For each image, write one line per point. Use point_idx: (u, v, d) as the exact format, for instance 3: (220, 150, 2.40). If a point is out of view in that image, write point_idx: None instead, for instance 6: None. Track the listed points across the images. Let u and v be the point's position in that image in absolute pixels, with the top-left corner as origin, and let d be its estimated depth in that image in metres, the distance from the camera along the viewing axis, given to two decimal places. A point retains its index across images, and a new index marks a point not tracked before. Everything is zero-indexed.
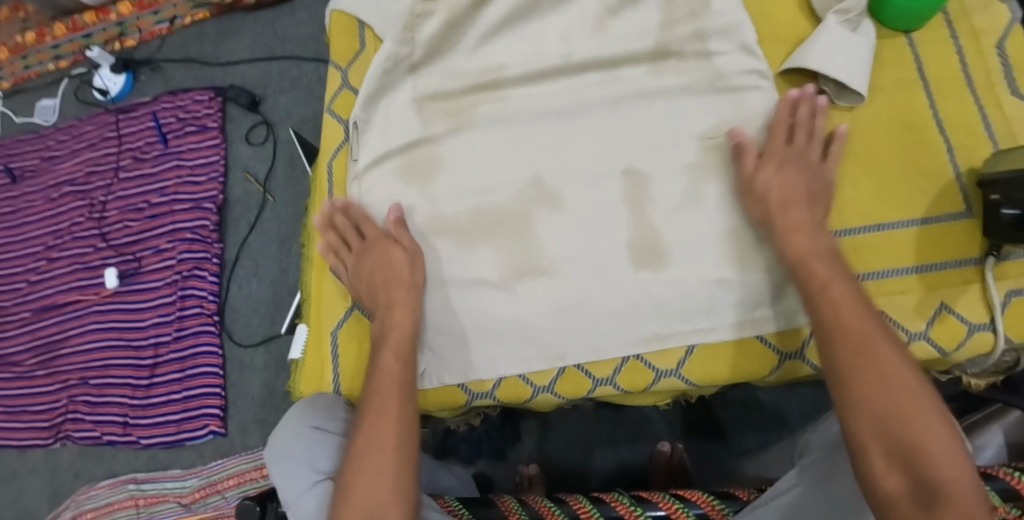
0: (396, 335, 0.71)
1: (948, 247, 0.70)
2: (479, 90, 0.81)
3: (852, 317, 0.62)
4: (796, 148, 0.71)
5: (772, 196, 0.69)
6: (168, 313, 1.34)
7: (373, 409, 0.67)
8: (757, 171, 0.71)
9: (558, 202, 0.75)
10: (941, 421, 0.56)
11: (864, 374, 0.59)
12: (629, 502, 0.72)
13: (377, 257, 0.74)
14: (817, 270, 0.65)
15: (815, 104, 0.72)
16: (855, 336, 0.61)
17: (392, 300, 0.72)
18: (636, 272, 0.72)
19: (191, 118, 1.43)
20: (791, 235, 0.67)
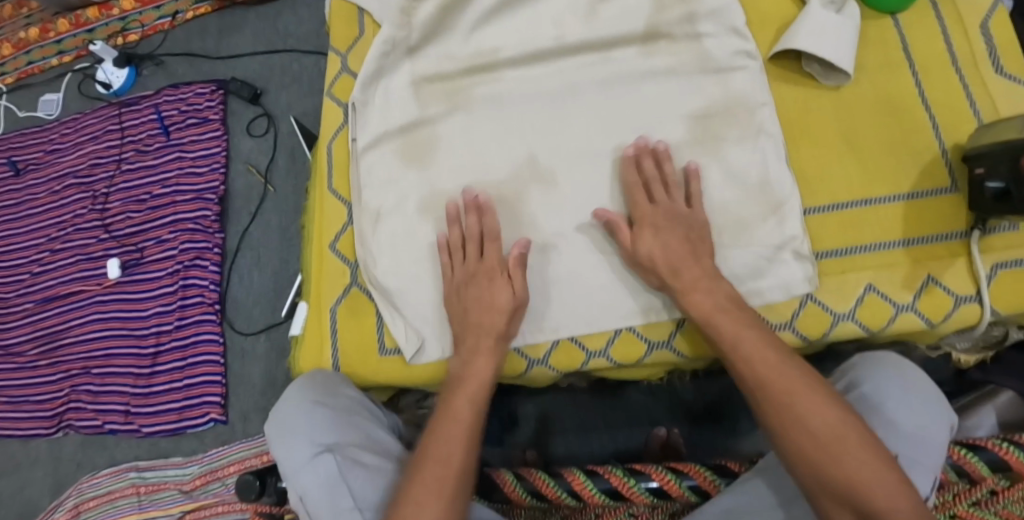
0: (473, 382, 0.69)
1: (935, 221, 0.71)
2: (474, 72, 0.83)
3: (771, 372, 0.63)
4: (664, 205, 0.72)
5: (658, 264, 0.70)
6: (170, 303, 1.36)
7: (439, 451, 0.63)
8: (636, 242, 0.71)
9: (551, 181, 0.77)
10: (870, 457, 0.57)
11: (789, 429, 0.61)
12: (623, 474, 0.73)
13: (482, 289, 0.72)
14: (716, 334, 0.67)
15: (655, 154, 0.74)
16: (776, 393, 0.62)
17: (480, 346, 0.71)
18: (625, 248, 0.74)
19: (193, 110, 1.44)
20: (689, 298, 0.68)
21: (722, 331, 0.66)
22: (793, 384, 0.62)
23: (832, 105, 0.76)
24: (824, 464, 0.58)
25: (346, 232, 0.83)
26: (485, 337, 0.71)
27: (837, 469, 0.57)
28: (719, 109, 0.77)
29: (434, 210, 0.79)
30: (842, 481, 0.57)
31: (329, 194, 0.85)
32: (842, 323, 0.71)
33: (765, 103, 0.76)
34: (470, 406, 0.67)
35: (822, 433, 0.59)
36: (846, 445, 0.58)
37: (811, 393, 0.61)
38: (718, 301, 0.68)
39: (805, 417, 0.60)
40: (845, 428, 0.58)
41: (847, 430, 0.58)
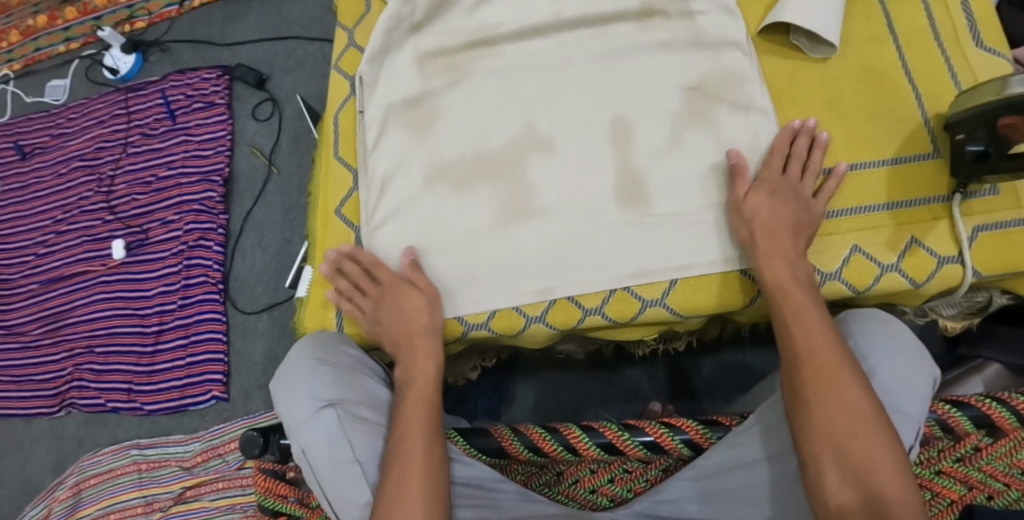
0: (419, 383, 0.71)
1: (918, 186, 0.74)
2: (476, 46, 0.85)
3: (823, 348, 0.62)
4: (790, 181, 0.73)
5: (757, 221, 0.70)
6: (174, 282, 1.38)
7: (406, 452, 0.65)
8: (748, 196, 0.72)
9: (550, 146, 0.80)
10: (888, 447, 0.57)
11: (822, 397, 0.60)
12: (617, 428, 0.74)
13: (392, 304, 0.75)
14: (792, 296, 0.67)
15: (813, 137, 0.74)
16: (821, 367, 0.61)
17: (415, 349, 0.73)
18: (621, 211, 0.76)
19: (199, 95, 1.47)
20: (768, 262, 0.69)
21: (793, 300, 0.67)
22: (840, 362, 0.61)
23: (819, 76, 0.79)
24: (842, 443, 0.58)
25: (351, 198, 0.86)
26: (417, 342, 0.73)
27: (855, 450, 0.57)
28: (711, 81, 0.80)
29: (435, 176, 0.81)
30: (857, 462, 0.57)
31: (336, 160, 0.89)
32: (830, 282, 0.74)
33: (755, 78, 0.79)
34: (423, 401, 0.69)
35: (850, 413, 0.59)
36: (869, 431, 0.58)
37: (853, 374, 0.60)
38: (797, 273, 0.68)
39: (842, 395, 0.59)
40: (873, 414, 0.58)
41: (875, 419, 0.58)
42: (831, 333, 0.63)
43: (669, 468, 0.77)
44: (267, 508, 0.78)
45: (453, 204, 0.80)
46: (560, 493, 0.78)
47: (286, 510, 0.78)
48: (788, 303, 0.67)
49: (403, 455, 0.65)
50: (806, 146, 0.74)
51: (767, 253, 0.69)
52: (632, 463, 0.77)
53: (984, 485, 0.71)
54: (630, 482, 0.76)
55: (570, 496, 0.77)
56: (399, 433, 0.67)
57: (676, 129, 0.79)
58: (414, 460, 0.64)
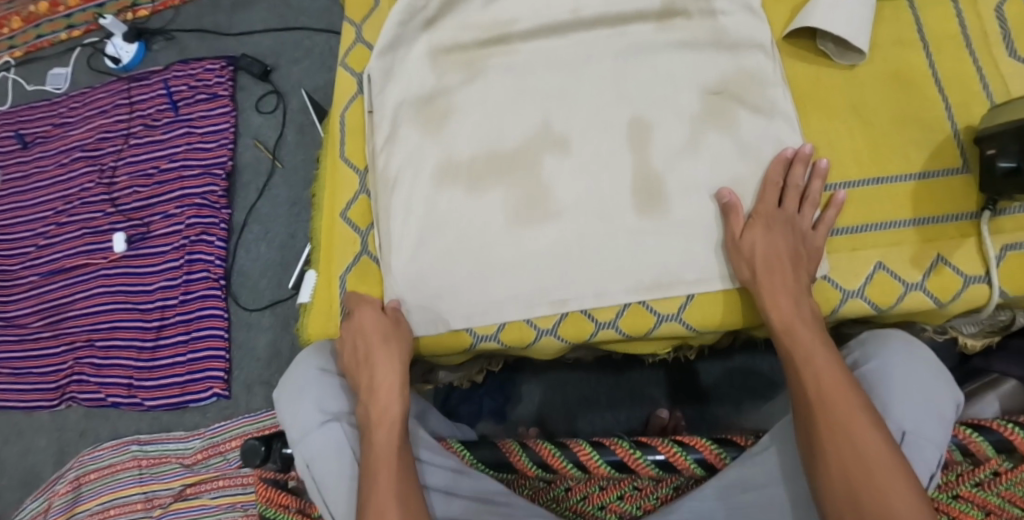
0: (383, 423, 0.64)
1: (945, 201, 0.71)
2: (490, 44, 0.82)
3: (834, 391, 0.59)
4: (786, 213, 0.70)
5: (756, 258, 0.68)
6: (175, 277, 1.36)
7: (382, 490, 0.60)
8: (745, 232, 0.69)
9: (566, 147, 0.76)
10: (912, 497, 0.53)
11: (837, 447, 0.57)
12: (629, 446, 0.72)
13: (350, 336, 0.72)
14: (798, 343, 0.64)
15: (812, 165, 0.71)
16: (832, 416, 0.58)
17: (375, 383, 0.67)
18: (639, 218, 0.73)
19: (203, 86, 1.44)
20: (775, 299, 0.66)
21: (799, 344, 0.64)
22: (852, 409, 0.58)
23: (846, 84, 0.76)
24: (858, 490, 0.55)
25: (358, 201, 0.82)
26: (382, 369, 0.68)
27: (870, 498, 0.54)
28: (733, 83, 0.76)
29: (447, 177, 0.78)
30: (877, 514, 0.53)
31: (341, 161, 0.84)
32: (851, 299, 0.71)
33: (777, 83, 0.76)
34: (392, 443, 0.63)
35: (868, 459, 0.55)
36: (890, 477, 0.54)
37: (867, 419, 0.57)
38: (802, 319, 0.65)
39: (856, 444, 0.56)
40: (890, 463, 0.55)
41: (896, 464, 0.55)
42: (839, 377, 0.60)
43: (681, 487, 0.76)
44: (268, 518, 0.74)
45: (463, 206, 0.76)
46: (567, 510, 0.75)
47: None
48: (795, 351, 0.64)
49: (376, 507, 0.59)
50: (803, 176, 0.71)
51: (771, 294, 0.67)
52: (643, 480, 0.74)
53: (1001, 511, 0.67)
54: (639, 500, 0.74)
55: (579, 511, 0.74)
56: (369, 484, 0.61)
57: (695, 131, 0.74)
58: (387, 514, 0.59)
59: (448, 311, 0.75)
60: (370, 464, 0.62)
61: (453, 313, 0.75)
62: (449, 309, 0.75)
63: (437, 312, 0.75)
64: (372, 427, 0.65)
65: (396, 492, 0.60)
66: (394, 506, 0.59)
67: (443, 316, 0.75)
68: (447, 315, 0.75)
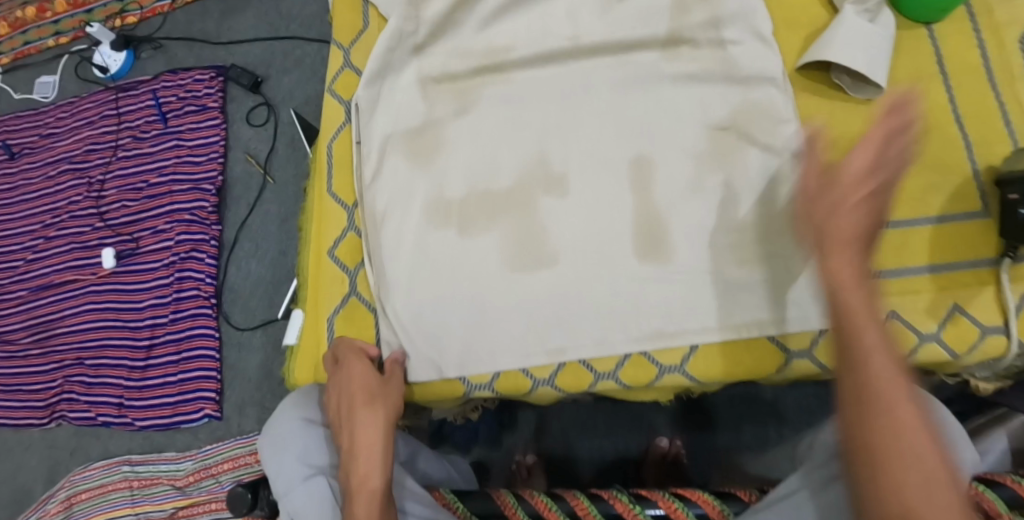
0: (365, 493, 0.61)
1: (964, 247, 0.68)
2: (485, 72, 0.79)
3: (904, 430, 0.46)
4: (882, 166, 0.51)
5: (828, 228, 0.51)
6: (165, 295, 1.33)
7: None
8: (818, 193, 0.52)
9: (563, 188, 0.73)
10: None
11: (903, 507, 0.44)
12: (629, 500, 0.69)
13: (337, 392, 0.69)
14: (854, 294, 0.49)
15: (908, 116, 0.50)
16: (900, 461, 0.45)
17: (359, 447, 0.64)
18: (641, 264, 0.70)
19: (192, 97, 1.40)
20: (843, 277, 0.50)
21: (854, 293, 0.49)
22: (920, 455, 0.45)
23: (861, 119, 0.72)
24: None
25: (345, 239, 0.79)
26: (364, 433, 0.65)
27: None
28: (742, 118, 0.72)
29: (438, 216, 0.75)
30: None
31: (328, 195, 0.81)
32: None
33: (788, 120, 0.71)
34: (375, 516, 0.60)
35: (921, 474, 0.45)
36: None
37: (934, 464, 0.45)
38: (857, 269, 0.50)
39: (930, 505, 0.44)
40: None
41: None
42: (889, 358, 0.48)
43: None
44: None
45: (456, 248, 0.73)
46: None
47: None
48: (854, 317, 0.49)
49: None
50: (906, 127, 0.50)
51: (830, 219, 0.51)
52: None
53: None
54: None
55: None
56: None
57: (700, 171, 0.71)
58: None
59: (448, 361, 0.72)
60: None
61: (453, 363, 0.72)
62: (448, 358, 0.72)
63: (437, 361, 0.72)
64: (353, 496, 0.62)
65: None
66: None
67: (442, 366, 0.72)
68: (446, 365, 0.72)
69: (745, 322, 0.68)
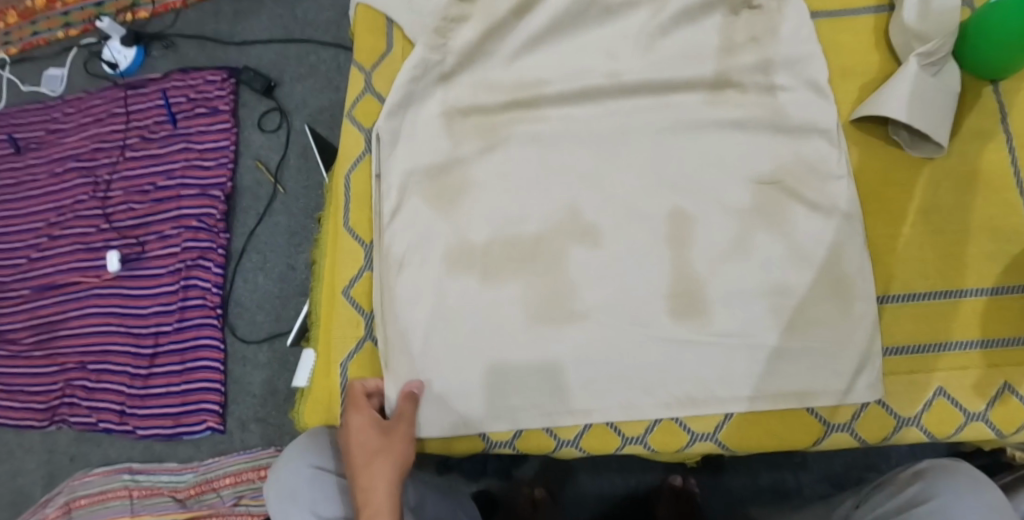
0: None
1: (1016, 323, 0.64)
2: (517, 107, 0.74)
3: None
4: None
5: None
6: (170, 303, 1.30)
7: None
8: None
9: (595, 239, 0.70)
10: None
11: None
12: None
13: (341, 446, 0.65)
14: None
15: None
16: None
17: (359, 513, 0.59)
18: (675, 324, 0.67)
19: (202, 98, 1.36)
20: None
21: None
22: None
23: (915, 180, 0.68)
24: None
25: (362, 278, 0.74)
26: (371, 490, 0.60)
27: None
28: (790, 173, 0.69)
29: (460, 266, 0.71)
30: None
31: (343, 231, 0.76)
32: (907, 428, 0.64)
33: (840, 175, 0.68)
34: None
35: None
36: None
37: None
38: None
39: None
40: None
41: None
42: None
43: None
44: None
45: (480, 299, 0.70)
46: None
47: None
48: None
49: None
50: None
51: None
52: None
53: None
54: None
55: None
56: None
57: (744, 229, 0.68)
58: None
59: (470, 417, 0.68)
60: None
61: (475, 420, 0.68)
62: (471, 414, 0.68)
63: (459, 417, 0.68)
64: None
65: None
66: None
67: (465, 423, 0.68)
68: (467, 421, 0.68)
69: (784, 393, 0.65)
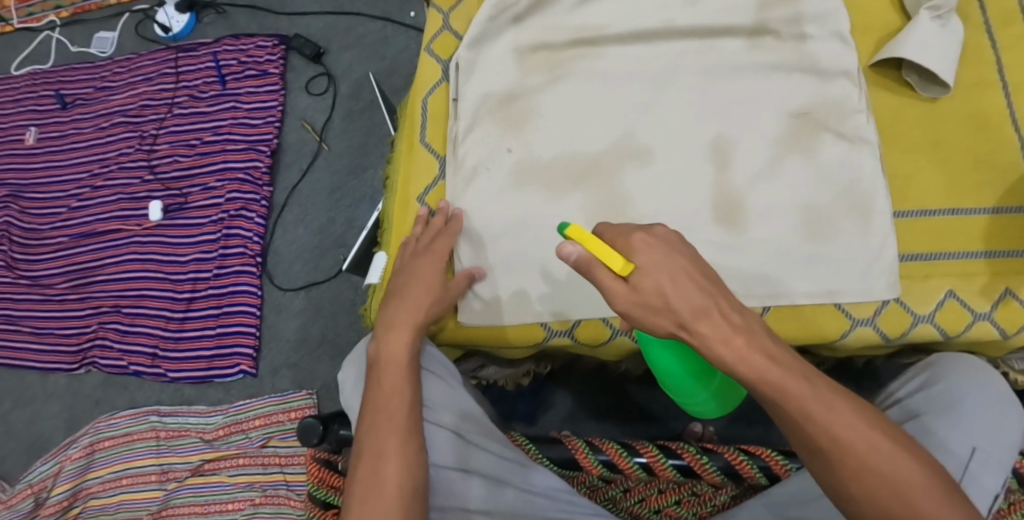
0: (394, 358, 0.68)
1: (1016, 238, 0.74)
2: (581, 45, 0.83)
3: (805, 399, 0.50)
4: (646, 233, 0.53)
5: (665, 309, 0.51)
6: (210, 250, 1.36)
7: (376, 439, 0.63)
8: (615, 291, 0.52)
9: (647, 157, 0.78)
10: (893, 447, 0.50)
11: (837, 457, 0.50)
12: (696, 451, 0.72)
13: (415, 267, 0.75)
14: (681, 300, 0.51)
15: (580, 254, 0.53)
16: (814, 421, 0.50)
17: (396, 322, 0.70)
18: (717, 231, 0.75)
19: (253, 62, 1.45)
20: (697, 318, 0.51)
21: (647, 306, 0.52)
22: (823, 394, 0.50)
23: (926, 116, 0.78)
24: (858, 453, 0.49)
25: (436, 186, 0.83)
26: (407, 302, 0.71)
27: (880, 464, 0.49)
28: (819, 109, 0.78)
29: (526, 178, 0.79)
30: (885, 485, 0.49)
31: (420, 145, 0.85)
32: (921, 324, 0.73)
33: (860, 109, 0.78)
34: (396, 387, 0.66)
35: (897, 464, 0.49)
36: (886, 459, 0.49)
37: (837, 407, 0.50)
38: (673, 264, 0.51)
39: (832, 434, 0.49)
40: (870, 441, 0.50)
41: (873, 437, 0.50)
42: (760, 352, 0.50)
43: (739, 496, 0.75)
44: (317, 498, 0.76)
45: (545, 208, 0.78)
46: (623, 511, 0.76)
47: (336, 503, 0.77)
48: (699, 325, 0.50)
49: (371, 446, 0.62)
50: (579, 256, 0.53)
51: (623, 233, 0.54)
52: (703, 487, 0.74)
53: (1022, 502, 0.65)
54: (696, 506, 0.73)
55: (634, 513, 0.75)
56: (369, 423, 0.64)
57: (779, 154, 0.77)
58: (382, 450, 0.62)
59: (538, 305, 0.76)
60: (372, 400, 0.66)
61: (543, 308, 0.76)
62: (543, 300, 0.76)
63: (535, 302, 0.76)
64: (382, 366, 0.68)
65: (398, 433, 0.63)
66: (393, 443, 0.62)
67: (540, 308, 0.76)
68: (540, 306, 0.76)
69: (815, 289, 0.73)
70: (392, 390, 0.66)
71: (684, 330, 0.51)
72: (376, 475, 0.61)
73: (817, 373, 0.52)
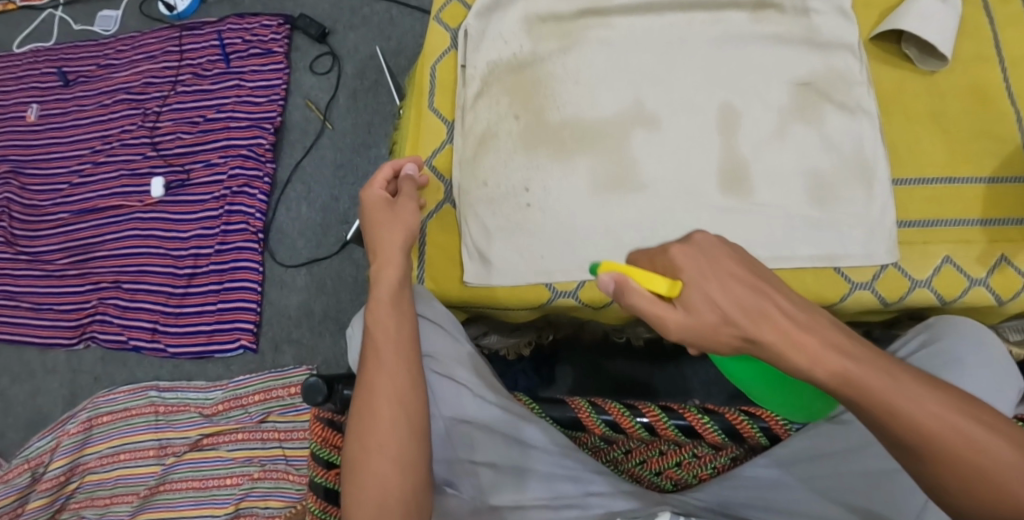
0: (384, 292, 0.67)
1: (1011, 206, 0.76)
2: (590, 15, 0.85)
3: (885, 395, 0.46)
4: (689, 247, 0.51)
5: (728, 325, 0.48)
6: (212, 227, 1.36)
7: (371, 377, 0.64)
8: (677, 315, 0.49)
9: (655, 125, 0.80)
10: (989, 434, 0.46)
11: (930, 455, 0.46)
12: (697, 411, 0.70)
13: (384, 206, 0.72)
14: (737, 308, 0.48)
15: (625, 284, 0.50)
16: (897, 419, 0.46)
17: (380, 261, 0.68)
18: (723, 196, 0.76)
19: (257, 41, 1.46)
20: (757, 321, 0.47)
21: (705, 326, 0.48)
22: (904, 386, 0.46)
23: (925, 89, 0.80)
24: (954, 448, 0.45)
25: (444, 150, 0.84)
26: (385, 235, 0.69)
27: (979, 459, 0.45)
28: (822, 80, 0.80)
29: (534, 142, 0.80)
30: (985, 480, 0.45)
31: (428, 111, 0.86)
32: (918, 289, 0.75)
33: (861, 81, 0.80)
34: (389, 325, 0.66)
35: (994, 451, 0.45)
36: (985, 450, 0.45)
37: (922, 399, 0.46)
38: (718, 269, 0.49)
39: (920, 429, 0.46)
40: (962, 429, 0.46)
41: (967, 424, 0.46)
42: (832, 352, 0.47)
43: (739, 457, 0.75)
44: (320, 458, 0.76)
45: (553, 174, 0.79)
46: (625, 471, 0.77)
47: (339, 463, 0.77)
48: (763, 332, 0.47)
49: (369, 385, 0.64)
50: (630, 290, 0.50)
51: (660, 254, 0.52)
52: (703, 449, 0.74)
53: None
54: (696, 468, 0.74)
55: (636, 475, 0.77)
56: (368, 364, 0.65)
57: (783, 123, 0.79)
58: (379, 390, 0.64)
59: (544, 266, 0.77)
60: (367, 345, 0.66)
61: (550, 268, 0.77)
62: (549, 260, 0.77)
63: (541, 262, 0.77)
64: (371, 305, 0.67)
65: (393, 371, 0.65)
66: (390, 384, 0.64)
67: (546, 268, 0.77)
68: (547, 267, 0.77)
69: (817, 254, 0.75)
70: (384, 330, 0.66)
71: (750, 341, 0.48)
72: (377, 416, 0.63)
73: (893, 360, 0.48)
